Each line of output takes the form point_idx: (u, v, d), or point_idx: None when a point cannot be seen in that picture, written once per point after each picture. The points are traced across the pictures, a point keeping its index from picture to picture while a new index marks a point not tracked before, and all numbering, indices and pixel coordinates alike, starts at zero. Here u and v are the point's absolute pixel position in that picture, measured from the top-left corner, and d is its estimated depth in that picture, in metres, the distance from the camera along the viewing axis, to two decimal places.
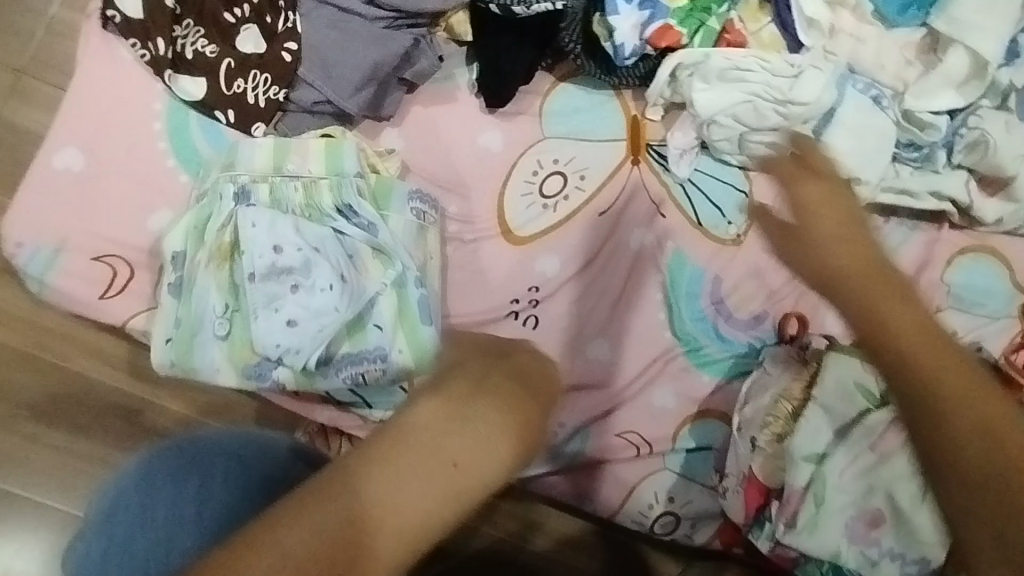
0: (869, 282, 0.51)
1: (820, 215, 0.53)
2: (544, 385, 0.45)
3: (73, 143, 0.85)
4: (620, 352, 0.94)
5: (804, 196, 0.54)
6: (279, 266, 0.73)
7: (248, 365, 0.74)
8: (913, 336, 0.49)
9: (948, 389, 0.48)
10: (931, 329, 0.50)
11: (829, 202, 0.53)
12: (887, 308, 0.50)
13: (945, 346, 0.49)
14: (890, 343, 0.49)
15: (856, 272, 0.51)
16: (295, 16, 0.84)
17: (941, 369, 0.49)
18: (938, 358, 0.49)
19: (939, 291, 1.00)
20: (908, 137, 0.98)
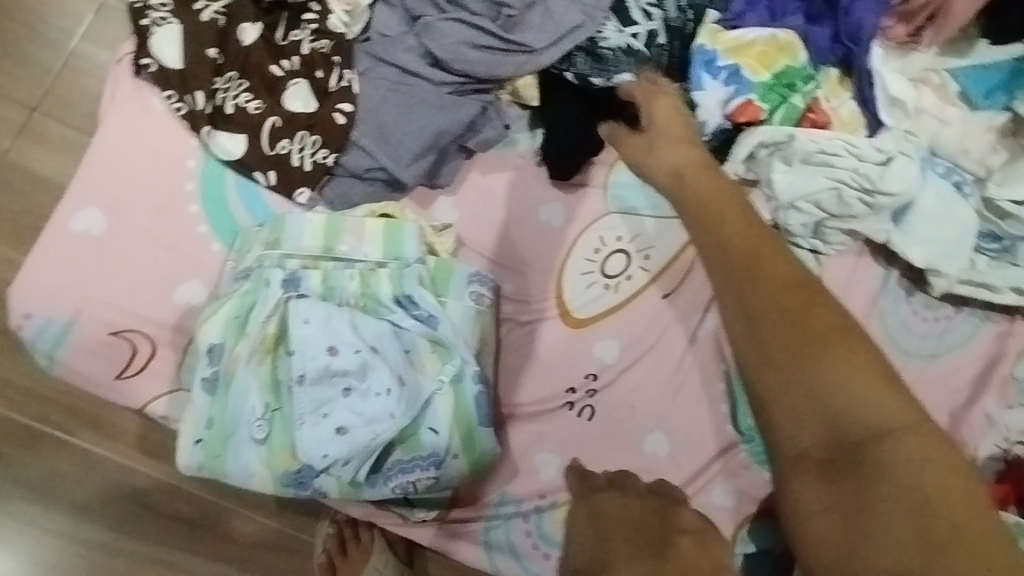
0: (770, 258, 0.66)
1: (703, 192, 0.72)
2: None
3: (94, 202, 0.76)
4: (679, 447, 0.85)
5: (696, 182, 0.73)
6: (333, 368, 0.64)
7: (288, 473, 0.65)
8: (789, 294, 0.63)
9: (818, 333, 0.61)
10: (804, 285, 0.64)
11: (707, 176, 0.73)
12: (769, 271, 0.65)
13: (818, 298, 0.63)
14: (773, 298, 0.63)
15: (752, 242, 0.67)
16: (351, 74, 0.77)
17: (813, 313, 0.62)
18: (813, 317, 0.62)
19: (1010, 387, 0.94)
20: (989, 228, 0.93)
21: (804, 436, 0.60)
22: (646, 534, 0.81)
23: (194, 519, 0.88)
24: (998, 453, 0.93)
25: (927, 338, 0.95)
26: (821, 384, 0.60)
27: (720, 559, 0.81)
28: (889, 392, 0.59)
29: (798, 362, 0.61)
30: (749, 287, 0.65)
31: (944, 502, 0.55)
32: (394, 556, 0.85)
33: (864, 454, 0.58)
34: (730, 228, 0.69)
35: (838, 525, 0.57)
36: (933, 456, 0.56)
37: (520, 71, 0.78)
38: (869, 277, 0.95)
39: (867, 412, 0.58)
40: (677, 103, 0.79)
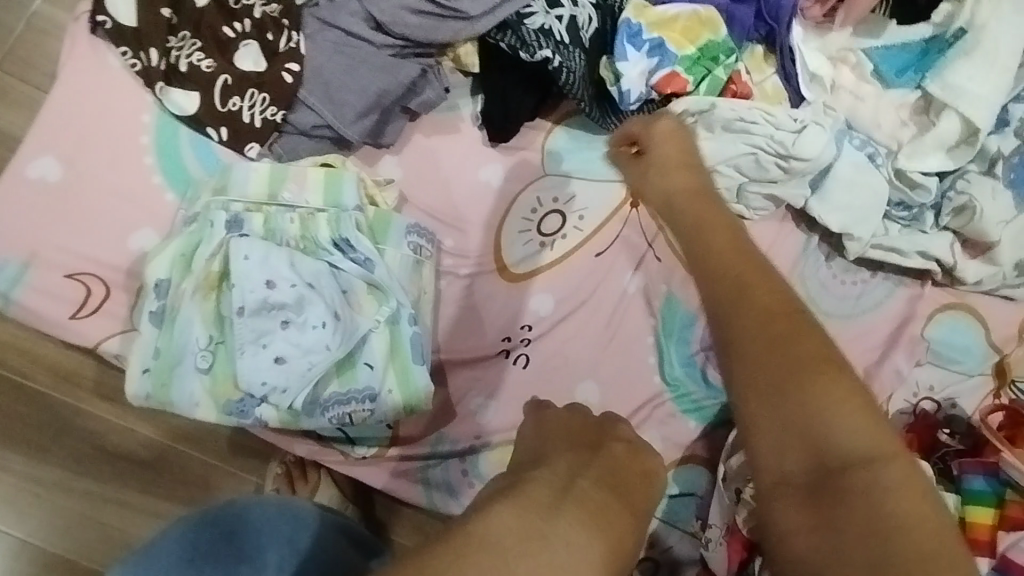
0: (756, 284, 0.67)
1: (680, 205, 0.84)
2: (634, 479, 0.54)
3: (51, 152, 0.80)
4: (609, 394, 0.91)
5: (687, 205, 0.83)
6: (271, 301, 0.70)
7: (230, 402, 0.71)
8: (772, 323, 0.62)
9: (801, 361, 0.59)
10: (789, 314, 0.63)
11: (687, 198, 0.84)
12: (748, 307, 0.65)
13: (801, 325, 0.62)
14: (752, 325, 0.63)
15: (742, 264, 0.71)
16: (299, 36, 0.82)
17: (797, 340, 0.61)
18: (798, 343, 0.61)
19: (919, 346, 1.01)
20: (899, 197, 1.00)
21: (785, 461, 0.57)
22: (577, 436, 0.58)
23: (149, 461, 0.92)
24: (908, 406, 1.00)
25: (845, 300, 1.02)
26: (801, 402, 0.57)
27: (652, 470, 0.56)
28: (862, 414, 0.56)
29: (789, 390, 0.58)
30: (736, 314, 0.65)
31: (924, 539, 0.49)
32: (340, 493, 0.91)
33: (846, 479, 0.53)
34: (721, 266, 0.71)
35: (818, 549, 0.51)
36: (911, 488, 0.52)
37: (457, 37, 0.84)
38: (791, 243, 1.02)
39: (843, 439, 0.56)
40: (686, 136, 0.87)
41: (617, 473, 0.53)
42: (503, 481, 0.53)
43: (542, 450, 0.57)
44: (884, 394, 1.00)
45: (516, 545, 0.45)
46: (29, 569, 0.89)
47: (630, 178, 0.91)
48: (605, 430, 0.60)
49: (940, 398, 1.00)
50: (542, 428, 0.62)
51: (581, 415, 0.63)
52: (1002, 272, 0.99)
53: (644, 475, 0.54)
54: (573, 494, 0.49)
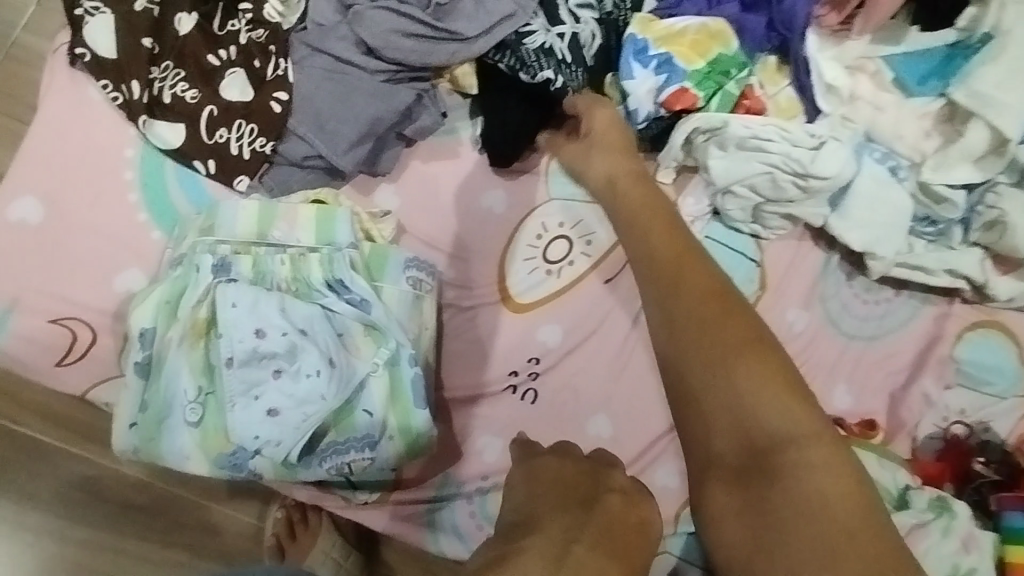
0: (691, 265, 0.65)
1: (631, 195, 0.73)
2: (631, 526, 0.55)
3: (31, 193, 0.76)
4: (622, 428, 0.87)
5: (628, 189, 0.74)
6: (261, 351, 0.66)
7: (222, 455, 0.66)
8: (705, 303, 0.62)
9: (728, 341, 0.60)
10: (722, 295, 0.63)
11: (628, 181, 0.75)
12: (689, 282, 0.64)
13: (732, 306, 0.62)
14: (694, 303, 0.63)
15: (666, 248, 0.67)
16: (287, 63, 0.79)
17: (726, 320, 0.61)
18: (729, 327, 0.61)
19: (948, 367, 0.96)
20: (925, 212, 0.95)
21: (718, 441, 0.59)
22: (570, 493, 0.58)
23: (144, 506, 0.88)
24: (939, 432, 0.94)
25: (869, 321, 0.97)
26: (732, 389, 0.59)
27: (647, 518, 0.56)
28: (789, 397, 0.59)
29: (715, 368, 0.60)
30: (673, 293, 0.64)
31: (846, 516, 0.54)
32: (342, 539, 0.86)
33: (772, 465, 0.57)
34: (657, 244, 0.68)
35: (748, 530, 0.56)
36: (834, 465, 0.56)
37: (453, 59, 0.80)
38: (811, 262, 0.97)
39: (773, 421, 0.58)
40: (615, 116, 0.79)
41: (617, 535, 0.54)
42: (493, 552, 0.54)
43: (527, 509, 0.57)
44: (912, 419, 0.95)
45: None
46: None
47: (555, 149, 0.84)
48: (599, 478, 0.60)
49: (972, 422, 0.94)
50: (535, 478, 0.61)
51: (569, 457, 0.63)
52: None
53: (641, 524, 0.55)
54: (566, 564, 0.50)
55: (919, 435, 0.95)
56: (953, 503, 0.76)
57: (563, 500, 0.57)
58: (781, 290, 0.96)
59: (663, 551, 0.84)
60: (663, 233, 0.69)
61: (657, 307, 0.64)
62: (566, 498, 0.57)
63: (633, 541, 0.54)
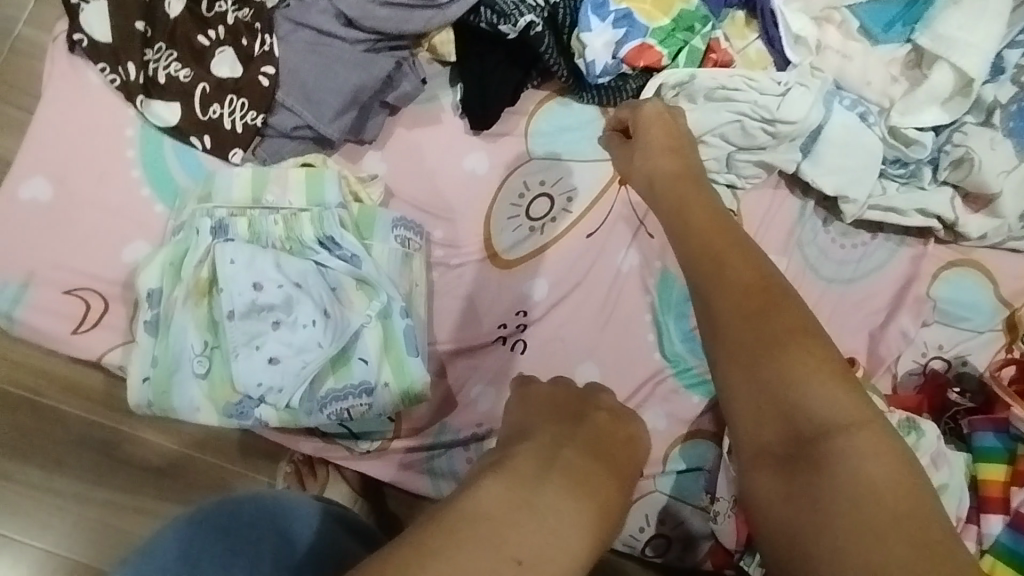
0: (733, 256, 0.66)
1: (665, 183, 0.79)
2: (620, 431, 0.60)
3: (40, 173, 0.82)
4: (610, 374, 0.91)
5: (668, 188, 0.78)
6: (259, 304, 0.71)
7: (229, 404, 0.72)
8: (748, 295, 0.62)
9: (774, 333, 0.59)
10: (767, 288, 0.63)
11: (673, 178, 0.79)
12: (721, 273, 0.65)
13: (778, 299, 0.62)
14: (733, 295, 0.63)
15: (696, 242, 0.70)
16: (272, 39, 0.83)
17: (771, 312, 0.61)
18: (778, 320, 0.60)
19: (925, 306, 0.99)
20: (895, 154, 0.98)
21: (762, 433, 0.57)
22: (563, 407, 0.61)
23: (163, 468, 0.94)
24: (917, 367, 0.98)
25: (846, 264, 1.00)
26: (783, 371, 0.57)
27: (635, 434, 0.60)
28: (843, 389, 0.56)
29: (763, 355, 0.58)
30: (719, 291, 0.64)
31: (893, 506, 0.49)
32: (349, 488, 0.91)
33: (818, 453, 0.54)
34: (694, 220, 0.72)
35: (792, 515, 0.52)
36: (883, 451, 0.52)
37: (429, 25, 0.84)
38: (787, 209, 1.01)
39: (816, 408, 0.56)
40: (668, 111, 0.83)
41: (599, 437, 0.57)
42: (492, 455, 0.55)
43: (523, 423, 0.59)
44: (891, 356, 0.98)
45: (501, 517, 0.48)
46: None
47: (620, 160, 0.87)
48: (587, 398, 0.63)
49: (949, 356, 0.98)
50: (529, 400, 0.63)
51: (564, 385, 0.65)
52: (1007, 224, 0.97)
53: (627, 441, 0.59)
54: (558, 464, 0.52)
55: (898, 371, 0.98)
56: (922, 424, 0.79)
57: (556, 411, 0.60)
58: (758, 238, 1.00)
59: (653, 488, 0.89)
60: (702, 218, 0.72)
61: (717, 292, 0.64)
62: (550, 402, 0.62)
63: (617, 446, 0.58)
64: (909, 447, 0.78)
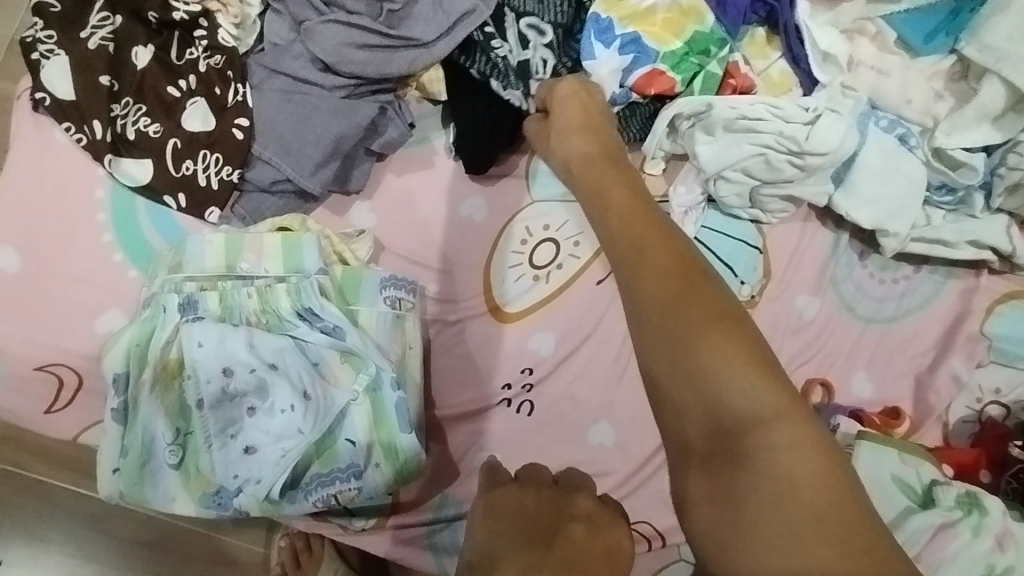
0: (646, 228, 0.50)
1: (585, 157, 0.62)
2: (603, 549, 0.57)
3: (6, 242, 0.76)
4: (626, 436, 0.83)
5: (584, 172, 0.60)
6: (232, 389, 0.64)
7: (206, 495, 0.65)
8: (669, 277, 0.47)
9: (693, 318, 0.46)
10: (689, 263, 0.48)
11: (585, 143, 0.64)
12: (639, 250, 0.49)
13: (697, 276, 0.47)
14: (651, 281, 0.47)
15: (615, 220, 0.52)
16: (246, 88, 0.77)
17: (691, 295, 0.46)
18: (700, 302, 0.46)
19: (979, 345, 0.89)
20: (940, 179, 0.88)
21: (684, 424, 0.45)
22: (536, 526, 0.57)
23: (152, 540, 0.88)
24: (972, 415, 0.87)
25: (887, 302, 0.90)
26: (701, 364, 0.45)
27: (617, 546, 0.57)
28: (760, 372, 0.44)
29: (672, 343, 0.45)
30: (631, 276, 0.48)
31: (824, 505, 0.41)
32: (345, 564, 0.85)
33: (742, 450, 0.43)
34: (616, 209, 0.53)
35: (719, 526, 0.43)
36: (807, 443, 0.43)
37: (414, 67, 0.78)
38: (819, 243, 0.91)
39: (739, 401, 0.44)
40: (584, 86, 0.70)
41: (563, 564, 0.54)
42: None
43: (491, 552, 0.57)
44: (942, 403, 0.88)
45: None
46: None
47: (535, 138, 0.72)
48: (562, 507, 0.61)
49: (1009, 402, 0.87)
50: (494, 504, 0.63)
51: (534, 486, 0.64)
52: None
53: (607, 555, 0.56)
54: None
55: (950, 420, 0.88)
56: (985, 499, 0.71)
57: (529, 535, 0.57)
58: (788, 277, 0.90)
59: (679, 560, 0.81)
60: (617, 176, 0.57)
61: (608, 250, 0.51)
62: (519, 529, 0.58)
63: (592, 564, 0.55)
64: (969, 523, 0.70)
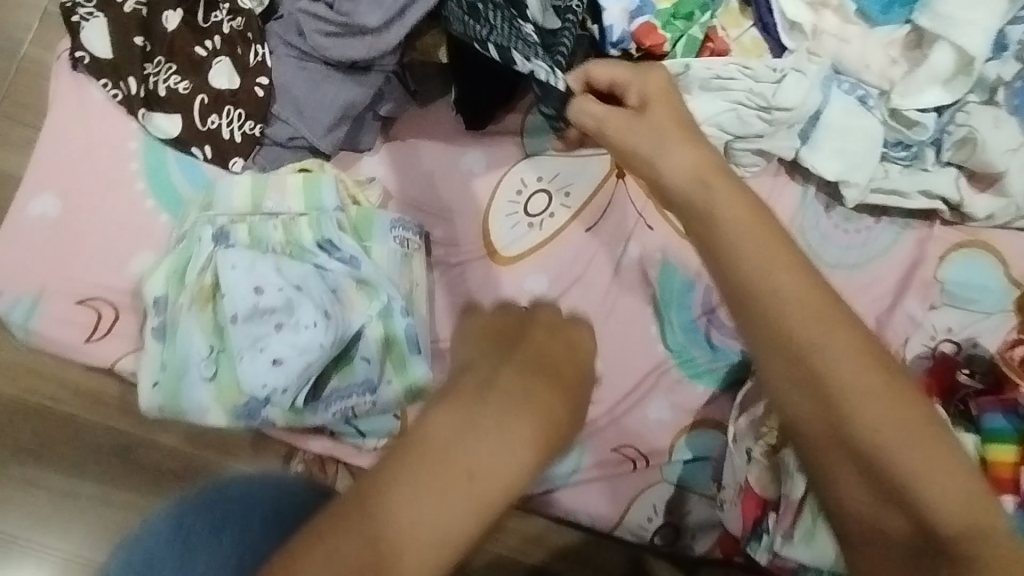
0: (842, 324, 0.48)
1: (736, 215, 0.51)
2: None
3: (49, 188, 0.84)
4: (613, 367, 0.92)
5: (726, 204, 0.52)
6: (261, 307, 0.72)
7: (236, 406, 0.73)
8: (873, 375, 0.47)
9: (902, 421, 0.47)
10: (884, 359, 0.48)
11: (733, 195, 0.53)
12: (830, 352, 0.47)
13: (895, 374, 0.48)
14: (859, 385, 0.47)
15: (809, 330, 0.47)
16: (264, 49, 0.84)
17: (897, 396, 0.47)
18: (903, 399, 0.47)
19: (933, 289, 0.98)
20: (896, 137, 0.97)
21: (888, 521, 0.48)
22: None
23: (177, 471, 0.95)
24: (927, 350, 0.96)
25: (850, 250, 0.99)
26: (903, 466, 0.47)
27: None
28: (954, 473, 0.47)
29: (880, 447, 0.47)
30: (831, 381, 0.47)
31: None
32: None
33: (956, 553, 0.46)
34: (805, 294, 0.48)
35: None
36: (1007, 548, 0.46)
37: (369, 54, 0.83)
38: (788, 195, 1.00)
39: (942, 502, 0.47)
40: (668, 84, 0.64)
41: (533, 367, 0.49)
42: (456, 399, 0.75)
43: None
44: (899, 340, 0.97)
45: (449, 433, 0.44)
46: None
47: (600, 125, 0.64)
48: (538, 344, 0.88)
49: (960, 340, 0.96)
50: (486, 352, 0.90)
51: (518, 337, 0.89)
52: (1016, 203, 0.95)
53: None
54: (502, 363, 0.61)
55: (907, 355, 0.97)
56: None
57: None
58: None
59: (660, 480, 0.91)
60: (773, 229, 0.51)
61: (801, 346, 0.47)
62: None
63: None
64: None
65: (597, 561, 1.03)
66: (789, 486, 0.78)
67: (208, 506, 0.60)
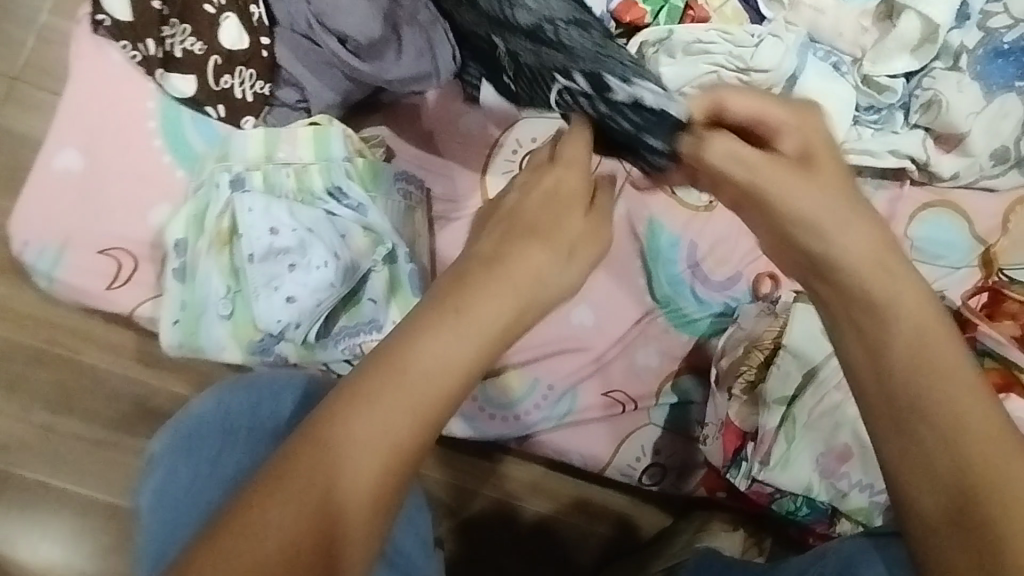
0: (989, 421, 0.45)
1: (903, 298, 0.49)
2: None
3: (71, 144, 0.89)
4: (604, 317, 0.98)
5: (888, 282, 0.49)
6: (276, 247, 0.78)
7: (252, 342, 0.79)
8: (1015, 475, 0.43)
9: None
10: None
11: (917, 302, 0.49)
12: (970, 431, 0.44)
13: None
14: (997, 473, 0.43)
15: (979, 453, 0.44)
16: (262, 9, 0.89)
17: None
18: None
19: (903, 245, 1.04)
20: (868, 101, 1.04)
21: None
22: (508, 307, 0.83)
23: None
24: None
25: None
26: None
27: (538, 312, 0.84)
28: None
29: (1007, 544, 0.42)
30: (960, 460, 0.44)
31: None
32: None
33: None
34: (958, 382, 0.46)
35: None
36: None
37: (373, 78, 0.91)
38: None
39: None
40: (830, 139, 0.56)
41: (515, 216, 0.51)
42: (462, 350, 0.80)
43: None
44: None
45: (442, 302, 0.45)
46: (98, 521, 0.99)
47: (741, 165, 0.56)
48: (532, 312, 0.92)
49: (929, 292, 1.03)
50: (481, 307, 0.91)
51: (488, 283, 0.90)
52: (978, 162, 1.02)
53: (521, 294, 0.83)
54: None
55: None
56: None
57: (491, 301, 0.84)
58: None
59: (649, 423, 0.97)
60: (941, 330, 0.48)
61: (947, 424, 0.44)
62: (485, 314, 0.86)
63: None
64: None
65: (594, 506, 1.09)
66: (765, 417, 0.84)
67: (241, 388, 0.69)
